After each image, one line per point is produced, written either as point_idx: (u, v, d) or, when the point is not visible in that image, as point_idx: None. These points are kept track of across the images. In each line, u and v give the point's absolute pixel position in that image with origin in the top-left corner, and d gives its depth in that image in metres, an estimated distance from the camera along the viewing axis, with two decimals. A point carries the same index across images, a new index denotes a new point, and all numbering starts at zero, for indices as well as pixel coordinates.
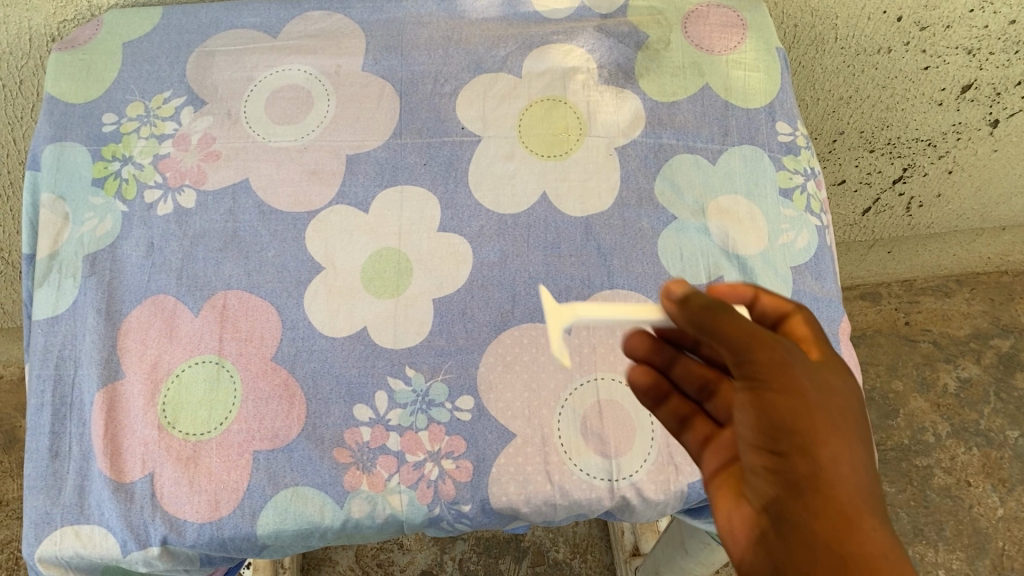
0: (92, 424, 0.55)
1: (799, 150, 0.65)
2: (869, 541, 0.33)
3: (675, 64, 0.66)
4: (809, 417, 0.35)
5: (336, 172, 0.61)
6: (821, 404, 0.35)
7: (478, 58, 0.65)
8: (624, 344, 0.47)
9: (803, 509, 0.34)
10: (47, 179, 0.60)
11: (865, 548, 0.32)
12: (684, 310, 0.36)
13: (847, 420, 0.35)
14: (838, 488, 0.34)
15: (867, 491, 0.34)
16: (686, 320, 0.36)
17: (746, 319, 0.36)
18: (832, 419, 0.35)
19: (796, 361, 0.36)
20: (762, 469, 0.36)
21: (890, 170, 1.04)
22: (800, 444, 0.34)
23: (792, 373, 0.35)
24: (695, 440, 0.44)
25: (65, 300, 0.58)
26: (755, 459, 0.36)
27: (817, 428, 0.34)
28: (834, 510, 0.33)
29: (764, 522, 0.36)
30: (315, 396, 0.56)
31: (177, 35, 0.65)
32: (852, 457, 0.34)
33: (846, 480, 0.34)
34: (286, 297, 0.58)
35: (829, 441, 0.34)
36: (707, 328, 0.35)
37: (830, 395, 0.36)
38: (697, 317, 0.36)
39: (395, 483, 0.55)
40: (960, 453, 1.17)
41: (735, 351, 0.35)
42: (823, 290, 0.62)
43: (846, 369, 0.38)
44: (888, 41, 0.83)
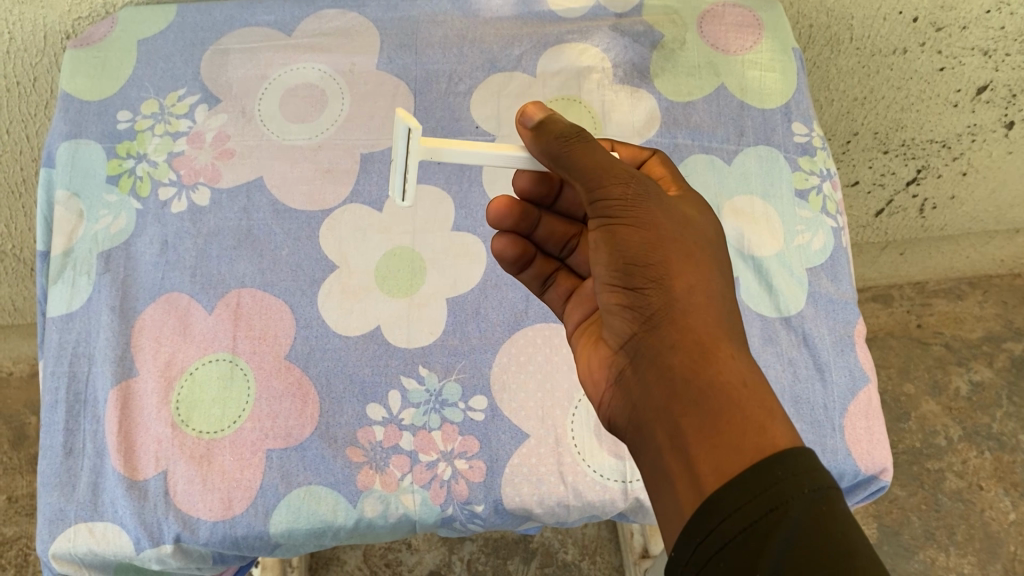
0: (106, 421, 0.55)
1: (815, 151, 0.64)
2: (727, 369, 0.38)
3: (690, 63, 0.65)
4: (662, 251, 0.41)
5: (350, 171, 0.61)
6: (672, 238, 0.42)
7: (493, 56, 0.65)
8: (489, 212, 0.55)
9: (658, 335, 0.40)
10: (61, 176, 0.60)
11: (723, 373, 0.38)
12: (542, 137, 0.45)
13: (697, 256, 0.42)
14: (691, 316, 0.40)
15: (718, 319, 0.40)
16: (545, 146, 0.45)
17: (601, 151, 0.44)
18: (683, 249, 0.42)
19: (648, 195, 0.43)
20: (616, 307, 0.42)
21: (903, 171, 1.03)
22: (654, 275, 0.41)
23: (642, 204, 0.43)
24: (559, 290, 0.54)
25: (79, 297, 0.58)
26: (611, 295, 0.43)
27: (669, 261, 0.41)
28: (687, 334, 0.39)
29: (624, 351, 0.43)
30: (329, 395, 0.56)
31: (191, 32, 0.65)
32: (703, 286, 0.41)
33: (698, 311, 0.40)
34: (300, 296, 0.58)
35: (680, 275, 0.41)
36: (566, 154, 0.44)
37: (684, 229, 0.43)
38: (554, 141, 0.44)
39: (407, 483, 0.55)
40: (971, 457, 1.11)
41: (589, 182, 0.43)
42: (838, 292, 0.61)
43: (705, 207, 0.47)
44: (904, 42, 0.83)
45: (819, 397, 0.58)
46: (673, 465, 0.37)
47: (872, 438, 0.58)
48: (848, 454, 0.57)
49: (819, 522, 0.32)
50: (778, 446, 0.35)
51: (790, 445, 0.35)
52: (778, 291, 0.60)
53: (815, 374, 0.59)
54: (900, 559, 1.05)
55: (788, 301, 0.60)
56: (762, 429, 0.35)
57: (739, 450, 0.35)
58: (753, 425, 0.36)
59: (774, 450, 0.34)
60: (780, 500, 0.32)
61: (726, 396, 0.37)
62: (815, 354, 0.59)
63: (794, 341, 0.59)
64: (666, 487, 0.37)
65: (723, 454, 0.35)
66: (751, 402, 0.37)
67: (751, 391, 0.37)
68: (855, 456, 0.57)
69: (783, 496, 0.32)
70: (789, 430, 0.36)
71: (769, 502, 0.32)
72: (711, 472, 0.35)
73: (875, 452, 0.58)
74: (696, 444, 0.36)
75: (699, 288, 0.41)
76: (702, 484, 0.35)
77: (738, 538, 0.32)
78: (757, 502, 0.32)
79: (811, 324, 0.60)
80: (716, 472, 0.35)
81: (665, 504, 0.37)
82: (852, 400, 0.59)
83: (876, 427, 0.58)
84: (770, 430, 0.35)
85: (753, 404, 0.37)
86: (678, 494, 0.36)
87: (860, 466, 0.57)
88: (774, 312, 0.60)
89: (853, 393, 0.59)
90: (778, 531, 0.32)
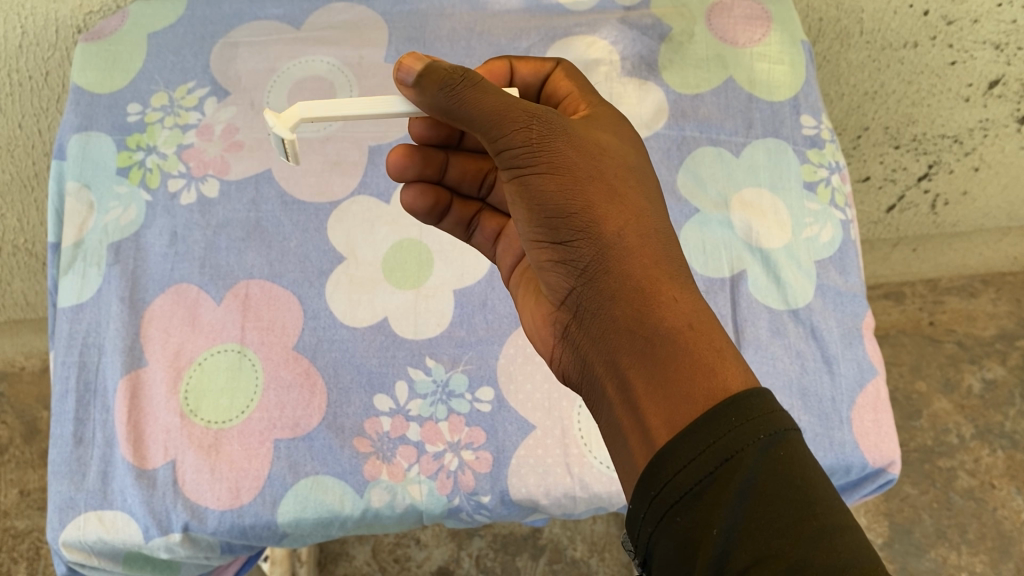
0: (115, 411, 0.55)
1: (824, 144, 0.64)
2: (671, 313, 0.37)
3: (699, 56, 0.65)
4: (584, 196, 0.39)
5: (357, 163, 0.61)
6: (589, 178, 0.40)
7: (501, 49, 0.65)
8: (395, 169, 0.53)
9: (599, 287, 0.40)
10: (72, 168, 0.61)
11: (666, 319, 0.37)
12: (425, 89, 0.39)
13: (619, 189, 0.41)
14: (628, 261, 0.39)
15: (656, 255, 0.40)
16: (430, 101, 0.39)
17: (493, 90, 0.39)
18: (607, 188, 0.40)
19: (554, 132, 0.40)
20: (551, 263, 0.41)
21: (915, 166, 1.02)
22: (580, 226, 0.39)
23: (551, 147, 0.39)
24: (485, 233, 0.55)
25: (89, 288, 0.58)
26: (541, 251, 0.41)
27: (594, 206, 0.40)
28: (628, 283, 0.39)
29: (566, 305, 0.42)
30: (336, 385, 0.56)
31: (201, 26, 0.65)
32: (634, 224, 0.40)
33: (634, 253, 0.39)
34: (308, 287, 0.58)
35: (609, 218, 0.40)
36: (458, 104, 0.39)
37: (598, 162, 0.41)
38: (439, 93, 0.38)
39: (414, 474, 0.55)
40: (984, 455, 1.10)
41: (487, 129, 0.39)
42: (846, 284, 0.61)
43: (616, 124, 0.45)
44: (914, 35, 0.83)
45: (826, 390, 0.58)
46: (624, 419, 0.38)
47: (880, 431, 0.58)
48: (856, 447, 0.57)
49: (772, 468, 0.32)
50: (730, 390, 0.34)
51: (742, 386, 0.35)
52: (787, 283, 0.60)
53: (823, 367, 0.58)
54: (911, 557, 1.05)
55: (796, 293, 0.60)
56: (715, 374, 0.35)
57: (689, 398, 0.35)
58: (702, 370, 0.35)
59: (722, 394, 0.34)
60: (735, 448, 0.32)
61: (673, 343, 0.37)
62: (823, 347, 0.59)
63: (802, 333, 0.59)
64: (620, 441, 0.38)
65: (676, 410, 0.35)
66: (697, 342, 0.36)
67: (694, 332, 0.37)
68: (863, 449, 0.57)
69: (738, 445, 0.32)
70: (736, 365, 0.36)
71: (724, 451, 0.32)
72: (662, 426, 0.35)
73: (883, 445, 0.57)
74: (646, 398, 0.36)
75: (632, 226, 0.40)
76: (654, 438, 0.35)
77: (695, 489, 0.32)
78: (709, 454, 0.32)
79: (819, 316, 0.59)
80: (666, 424, 0.35)
81: (621, 455, 0.38)
82: (859, 393, 0.58)
83: (884, 420, 0.58)
84: (718, 372, 0.35)
85: (701, 345, 0.36)
86: (631, 447, 0.37)
87: (868, 459, 0.57)
88: (782, 304, 0.59)
89: (860, 386, 0.58)
90: (735, 481, 0.32)
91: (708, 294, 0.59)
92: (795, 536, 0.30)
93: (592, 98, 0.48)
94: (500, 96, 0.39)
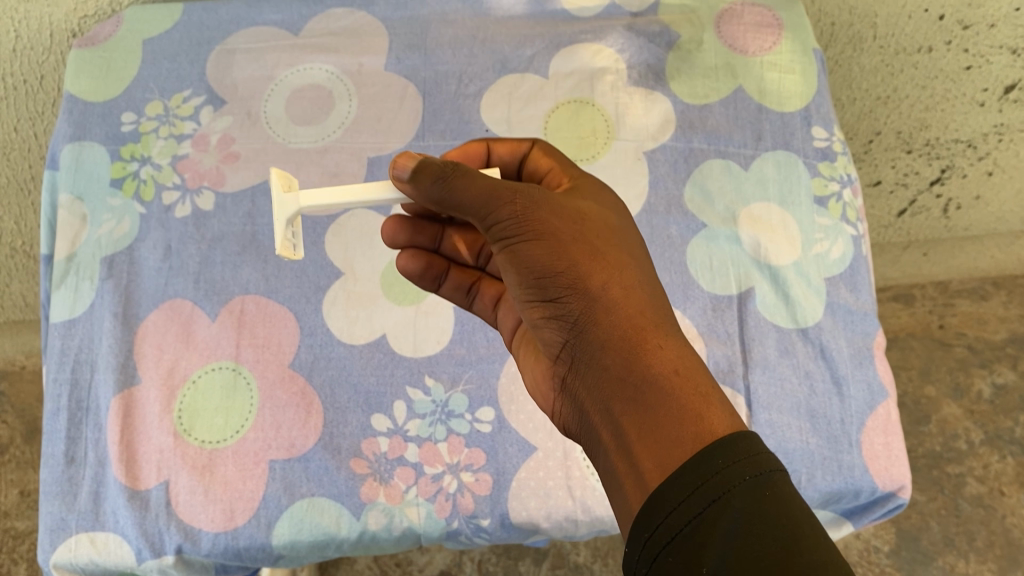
0: (107, 430, 0.54)
1: (835, 155, 0.62)
2: (657, 359, 0.36)
3: (707, 65, 0.64)
4: (569, 256, 0.39)
5: (356, 175, 0.60)
6: (573, 237, 0.40)
7: (504, 57, 0.63)
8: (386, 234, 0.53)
9: (588, 341, 0.38)
10: (65, 179, 0.60)
11: (653, 366, 0.36)
12: (419, 183, 0.39)
13: (604, 248, 0.40)
14: (614, 313, 0.38)
15: (644, 307, 0.38)
16: (426, 193, 0.40)
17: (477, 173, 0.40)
18: (590, 247, 0.40)
19: (538, 201, 0.40)
20: (543, 320, 0.40)
21: (927, 171, 1.00)
22: (567, 283, 0.39)
23: (534, 216, 0.39)
24: (485, 300, 0.53)
25: (82, 303, 0.57)
26: (533, 311, 0.41)
27: (579, 264, 0.39)
28: (615, 334, 0.38)
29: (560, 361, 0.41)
30: (333, 404, 0.55)
31: (198, 32, 0.63)
32: (619, 279, 0.39)
33: (621, 307, 0.38)
34: (305, 303, 0.57)
35: (594, 274, 0.39)
36: (448, 194, 0.39)
37: (581, 224, 0.40)
38: (433, 186, 0.39)
39: (412, 496, 0.54)
40: (994, 462, 1.08)
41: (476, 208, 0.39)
42: (857, 303, 0.59)
43: (598, 190, 0.45)
44: (929, 40, 0.81)
45: (836, 412, 0.56)
46: (617, 466, 0.36)
47: (891, 455, 0.56)
48: (865, 471, 0.56)
49: (762, 508, 0.31)
50: (716, 433, 0.34)
51: (728, 429, 0.34)
52: (796, 302, 0.58)
53: (832, 388, 0.57)
54: (918, 565, 1.04)
55: (805, 312, 0.58)
56: (701, 419, 0.34)
57: (677, 442, 0.34)
58: (689, 415, 0.34)
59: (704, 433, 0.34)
60: (724, 487, 0.31)
61: (660, 391, 0.35)
62: (832, 368, 0.57)
63: (812, 353, 0.57)
64: (615, 491, 0.36)
65: (665, 455, 0.34)
66: (684, 385, 0.36)
67: (681, 380, 0.36)
68: (873, 473, 0.56)
69: (727, 484, 0.31)
70: (723, 411, 0.35)
71: (713, 491, 0.31)
72: (654, 468, 0.34)
73: (893, 469, 0.56)
74: (638, 442, 0.35)
75: (617, 279, 0.39)
76: (646, 472, 0.34)
77: (685, 530, 0.31)
78: (699, 493, 0.31)
79: (828, 336, 0.58)
80: (659, 467, 0.34)
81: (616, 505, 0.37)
82: (870, 415, 0.57)
83: (894, 443, 0.57)
84: (704, 416, 0.34)
85: (688, 391, 0.35)
86: (627, 493, 0.35)
87: (878, 483, 0.56)
88: (791, 323, 0.58)
89: (871, 408, 0.57)
90: (722, 521, 0.30)
91: (715, 312, 0.58)
92: (786, 569, 0.29)
93: (573, 171, 0.47)
94: (483, 180, 0.39)
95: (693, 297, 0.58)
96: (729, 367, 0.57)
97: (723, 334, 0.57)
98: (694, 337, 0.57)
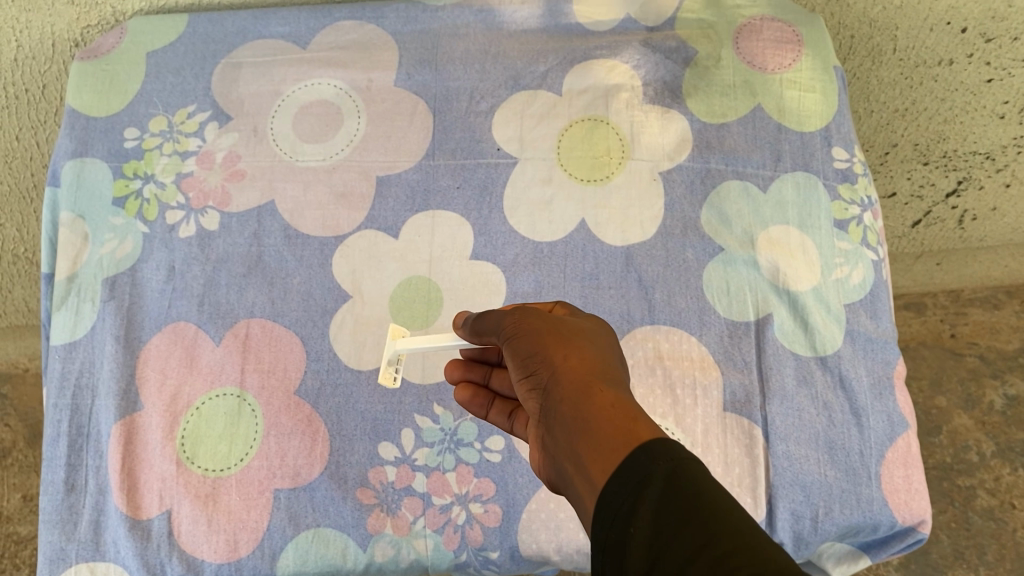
0: (108, 457, 0.53)
1: (856, 177, 0.61)
2: (605, 395, 0.35)
3: (725, 82, 0.62)
4: (540, 339, 0.39)
5: (365, 195, 0.58)
6: (547, 326, 0.40)
7: (517, 73, 0.62)
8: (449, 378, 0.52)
9: (548, 399, 0.37)
10: (66, 197, 0.58)
11: (600, 400, 0.35)
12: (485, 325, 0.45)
13: (574, 332, 0.40)
14: (573, 370, 0.37)
15: (600, 366, 0.37)
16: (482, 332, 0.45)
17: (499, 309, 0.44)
18: (558, 332, 0.39)
19: (529, 312, 0.41)
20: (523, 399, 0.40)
21: (943, 183, 0.98)
22: (536, 356, 0.39)
23: (524, 322, 0.40)
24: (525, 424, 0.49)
25: (83, 325, 0.56)
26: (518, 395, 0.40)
27: (547, 342, 0.39)
28: (569, 382, 0.37)
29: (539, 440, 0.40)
30: (339, 432, 0.54)
31: (203, 45, 0.62)
32: (584, 349, 0.38)
33: (580, 364, 0.37)
34: (312, 327, 0.56)
35: (561, 348, 0.38)
36: (488, 336, 0.44)
37: (560, 322, 0.40)
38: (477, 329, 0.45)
39: (420, 527, 0.53)
40: (1005, 474, 1.06)
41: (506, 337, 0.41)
42: (878, 330, 0.58)
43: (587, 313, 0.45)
44: (950, 53, 0.79)
45: (855, 443, 0.55)
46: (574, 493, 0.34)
47: (910, 488, 0.55)
48: (884, 505, 0.54)
49: (688, 488, 0.30)
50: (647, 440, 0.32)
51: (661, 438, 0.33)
52: (815, 329, 0.57)
53: (851, 419, 0.56)
54: None
55: (825, 339, 0.57)
56: (634, 431, 0.33)
57: (610, 448, 0.33)
58: (624, 428, 0.33)
59: (633, 441, 0.32)
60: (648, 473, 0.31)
61: (601, 414, 0.34)
62: (851, 398, 0.56)
63: (831, 383, 0.56)
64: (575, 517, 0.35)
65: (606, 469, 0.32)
66: (616, 411, 0.34)
67: (618, 406, 0.35)
68: (892, 507, 0.54)
69: (654, 471, 0.31)
70: (657, 424, 0.33)
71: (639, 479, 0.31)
72: (594, 473, 0.33)
73: (913, 503, 0.55)
74: (582, 459, 0.34)
75: (581, 351, 0.38)
76: (591, 489, 0.33)
77: (616, 515, 0.31)
78: (628, 481, 0.31)
79: (847, 365, 0.56)
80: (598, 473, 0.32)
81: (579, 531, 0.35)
82: (890, 447, 0.55)
83: (914, 476, 0.55)
84: (637, 427, 0.33)
85: (624, 415, 0.34)
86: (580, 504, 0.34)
87: (897, 517, 0.55)
88: (809, 351, 0.56)
89: (891, 440, 0.56)
90: (649, 503, 0.30)
91: (732, 339, 0.56)
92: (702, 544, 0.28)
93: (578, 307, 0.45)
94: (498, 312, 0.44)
95: (709, 323, 0.56)
96: (746, 397, 0.55)
97: (740, 362, 0.56)
98: (709, 365, 0.56)
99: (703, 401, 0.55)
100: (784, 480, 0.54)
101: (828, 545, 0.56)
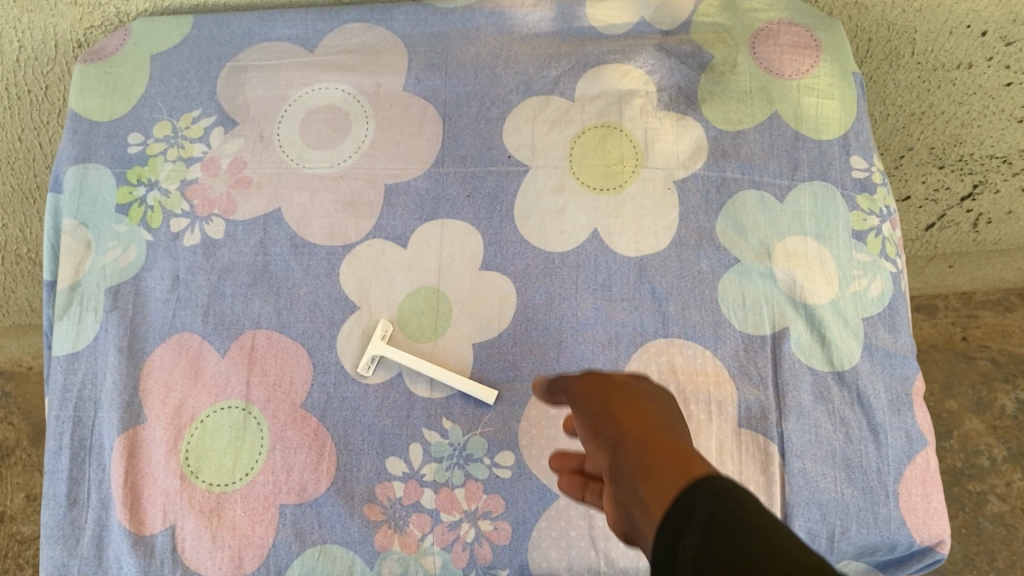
0: (111, 471, 0.52)
1: (875, 187, 0.59)
2: (664, 428, 0.34)
3: (741, 88, 0.60)
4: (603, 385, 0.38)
5: (373, 204, 0.57)
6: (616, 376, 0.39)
7: (528, 78, 0.60)
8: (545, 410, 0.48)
9: (603, 436, 0.35)
10: (69, 204, 0.57)
11: (653, 437, 0.33)
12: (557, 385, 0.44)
13: (636, 385, 0.38)
14: (631, 403, 0.36)
15: (669, 414, 0.36)
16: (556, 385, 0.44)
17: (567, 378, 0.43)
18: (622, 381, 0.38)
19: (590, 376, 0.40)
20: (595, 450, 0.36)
21: (959, 187, 0.97)
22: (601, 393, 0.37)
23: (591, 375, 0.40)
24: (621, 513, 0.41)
25: (85, 336, 0.55)
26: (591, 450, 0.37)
27: (612, 385, 0.38)
28: (625, 414, 0.35)
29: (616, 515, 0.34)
30: (347, 447, 0.53)
31: (208, 47, 0.61)
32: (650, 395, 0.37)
33: (641, 404, 0.36)
34: (318, 339, 0.54)
35: (628, 390, 0.37)
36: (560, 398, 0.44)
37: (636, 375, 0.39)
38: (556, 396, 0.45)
39: (428, 544, 0.52)
40: (1016, 479, 1.05)
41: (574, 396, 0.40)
42: (896, 344, 0.57)
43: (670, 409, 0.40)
44: (970, 56, 0.77)
45: (872, 460, 0.54)
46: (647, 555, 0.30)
47: (929, 507, 0.54)
48: (902, 524, 0.53)
49: (731, 504, 0.28)
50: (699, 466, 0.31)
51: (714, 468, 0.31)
52: (833, 344, 0.55)
53: (869, 436, 0.54)
54: None
55: (842, 354, 0.55)
56: (689, 464, 0.31)
57: (662, 473, 0.31)
58: (677, 456, 0.32)
59: (690, 473, 0.30)
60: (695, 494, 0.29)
61: (650, 446, 0.32)
62: (869, 415, 0.55)
63: (848, 399, 0.55)
64: None
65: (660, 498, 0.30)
66: (666, 442, 0.32)
67: (671, 453, 0.32)
68: (910, 526, 0.53)
69: (701, 492, 0.29)
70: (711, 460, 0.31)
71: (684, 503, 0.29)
72: (653, 505, 0.30)
73: (932, 523, 0.54)
74: (638, 493, 0.31)
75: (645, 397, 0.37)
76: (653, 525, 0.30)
77: (667, 544, 0.28)
78: (679, 506, 0.29)
79: (865, 380, 0.55)
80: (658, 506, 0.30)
81: None
82: (908, 465, 0.54)
83: (932, 494, 0.54)
84: (692, 459, 0.31)
85: (673, 449, 0.32)
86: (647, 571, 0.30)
87: (915, 537, 0.53)
88: (827, 366, 0.55)
89: (909, 458, 0.54)
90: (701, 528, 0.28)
91: (747, 353, 0.55)
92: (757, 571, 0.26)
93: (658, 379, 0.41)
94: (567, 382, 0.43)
95: (724, 337, 0.55)
96: (762, 414, 0.54)
97: (756, 378, 0.55)
98: (724, 380, 0.54)
99: (718, 418, 0.54)
100: (800, 498, 0.53)
101: (844, 564, 0.55)
